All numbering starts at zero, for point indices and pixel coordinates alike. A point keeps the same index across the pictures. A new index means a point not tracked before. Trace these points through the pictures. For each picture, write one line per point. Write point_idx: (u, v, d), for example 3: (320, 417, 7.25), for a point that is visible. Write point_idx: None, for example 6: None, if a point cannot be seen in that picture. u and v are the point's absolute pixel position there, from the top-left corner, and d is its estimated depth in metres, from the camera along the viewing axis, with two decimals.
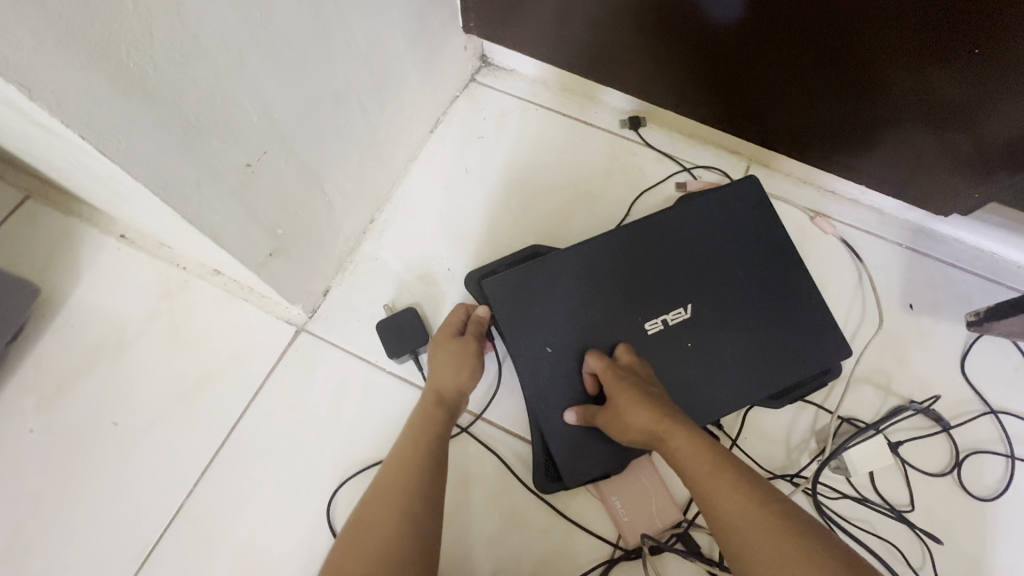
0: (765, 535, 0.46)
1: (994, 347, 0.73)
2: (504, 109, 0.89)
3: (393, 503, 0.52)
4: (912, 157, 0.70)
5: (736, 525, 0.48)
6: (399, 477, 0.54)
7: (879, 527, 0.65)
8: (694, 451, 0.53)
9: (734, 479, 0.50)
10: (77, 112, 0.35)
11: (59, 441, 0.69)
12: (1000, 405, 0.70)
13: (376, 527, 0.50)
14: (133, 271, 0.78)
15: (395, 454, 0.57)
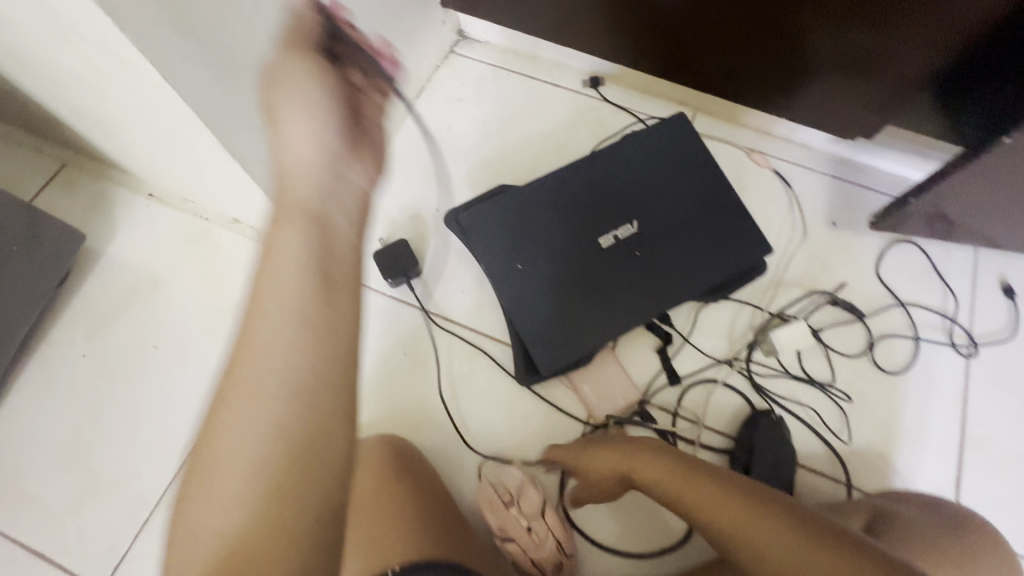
0: (710, 494, 0.58)
1: (905, 252, 0.86)
2: (481, 75, 1.01)
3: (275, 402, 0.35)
4: (822, 90, 0.82)
5: (691, 495, 0.59)
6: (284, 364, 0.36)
7: (806, 398, 0.77)
8: (658, 471, 0.63)
9: (704, 479, 0.60)
10: (144, 38, 0.47)
11: (105, 363, 0.80)
12: (909, 298, 0.83)
13: (262, 406, 0.35)
14: (160, 224, 0.89)
15: (269, 349, 0.36)
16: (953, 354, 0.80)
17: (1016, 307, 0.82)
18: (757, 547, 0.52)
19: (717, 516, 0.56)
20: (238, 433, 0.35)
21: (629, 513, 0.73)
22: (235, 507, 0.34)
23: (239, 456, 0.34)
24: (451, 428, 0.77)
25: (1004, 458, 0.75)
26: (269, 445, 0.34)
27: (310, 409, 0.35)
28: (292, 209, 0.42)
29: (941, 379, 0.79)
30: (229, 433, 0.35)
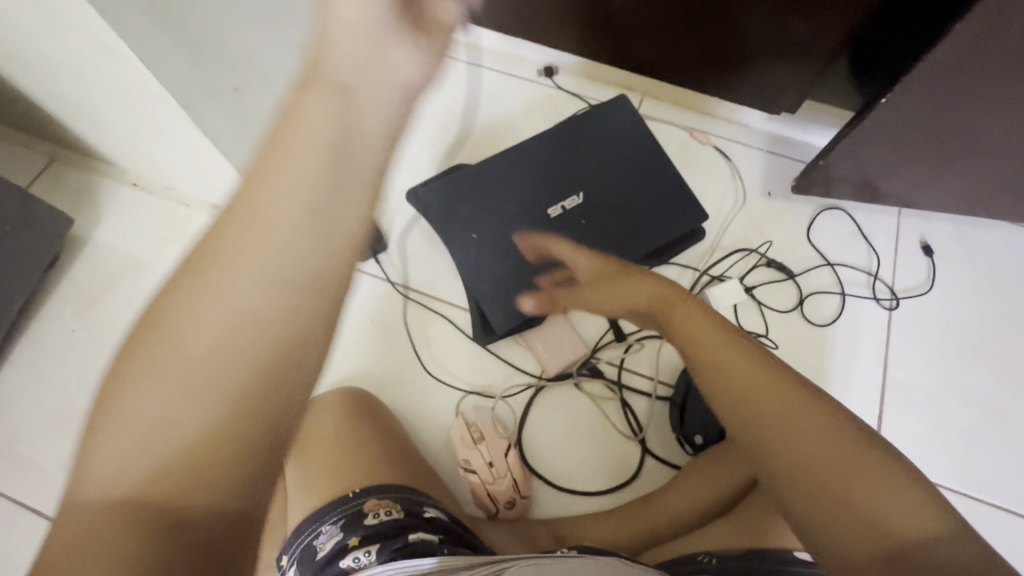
0: (741, 361, 0.50)
1: (835, 218, 0.93)
2: (443, 68, 1.08)
3: (307, 309, 0.27)
4: (750, 68, 0.87)
5: (722, 357, 0.51)
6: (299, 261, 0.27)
7: None
8: (699, 325, 0.55)
9: (743, 347, 0.51)
10: (125, 27, 0.54)
11: (96, 335, 0.88)
12: (837, 259, 0.90)
13: (177, 335, 0.26)
14: (143, 211, 0.95)
15: (237, 283, 0.27)
16: (874, 306, 0.87)
17: (932, 263, 0.90)
18: (758, 422, 0.46)
19: (733, 382, 0.48)
20: (150, 386, 0.26)
21: (582, 457, 0.79)
22: (135, 447, 0.25)
23: (158, 418, 0.25)
24: (418, 384, 0.84)
25: (918, 397, 0.83)
26: (206, 418, 0.25)
27: (254, 331, 0.26)
28: (318, 72, 0.30)
29: (864, 330, 0.86)
30: (143, 377, 0.26)
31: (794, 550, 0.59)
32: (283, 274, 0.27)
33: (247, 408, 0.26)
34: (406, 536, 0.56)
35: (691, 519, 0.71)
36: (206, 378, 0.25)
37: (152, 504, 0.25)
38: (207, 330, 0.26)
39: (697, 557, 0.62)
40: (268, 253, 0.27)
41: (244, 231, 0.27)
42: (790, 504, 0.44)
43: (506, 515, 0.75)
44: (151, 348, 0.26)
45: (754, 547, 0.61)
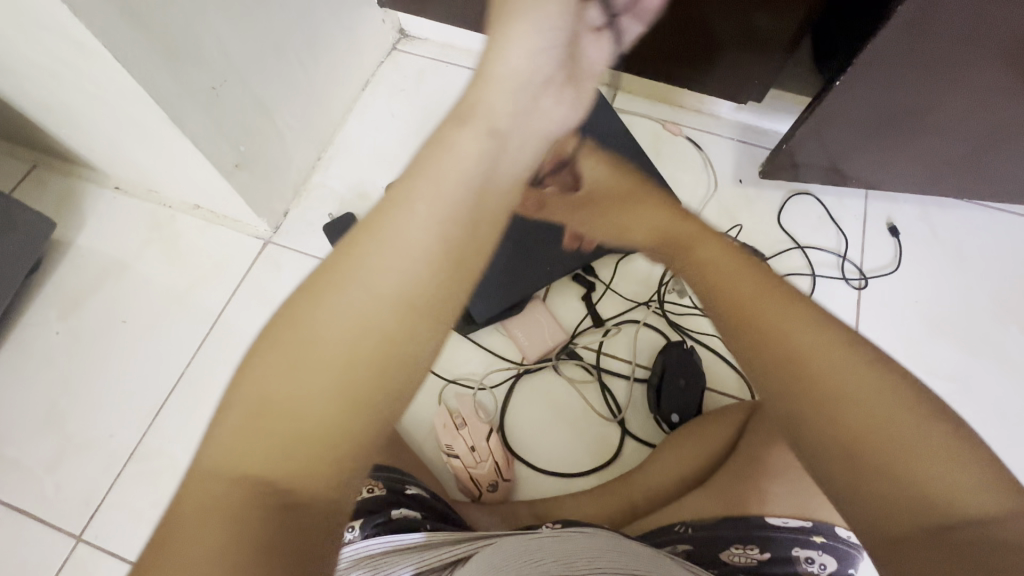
0: (790, 316, 0.43)
1: (805, 203, 0.96)
2: (420, 68, 1.10)
3: (384, 331, 0.35)
4: (715, 60, 0.90)
5: (777, 314, 0.43)
6: (395, 299, 0.36)
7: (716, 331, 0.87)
8: (721, 259, 0.51)
9: (778, 284, 0.46)
10: (101, 29, 0.56)
11: (81, 338, 0.89)
12: (807, 242, 0.93)
13: (310, 346, 0.34)
14: (124, 214, 0.96)
15: (361, 296, 0.35)
16: (845, 286, 0.90)
17: (900, 244, 0.93)
18: (828, 394, 0.39)
19: (775, 331, 0.42)
20: (284, 383, 0.33)
21: (563, 440, 0.81)
22: (263, 420, 0.32)
23: (289, 405, 0.32)
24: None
25: None
26: (317, 400, 0.33)
27: (364, 343, 0.34)
28: (478, 114, 0.46)
29: (835, 309, 0.89)
30: (274, 374, 0.33)
31: (766, 515, 0.61)
32: (394, 314, 0.35)
33: (347, 399, 0.33)
34: (387, 511, 0.60)
35: (669, 496, 0.73)
36: (331, 373, 0.33)
37: (261, 469, 0.31)
38: (331, 340, 0.34)
39: (675, 528, 0.64)
40: (367, 288, 0.36)
41: (359, 274, 0.36)
42: (836, 475, 0.37)
43: (489, 497, 0.77)
44: (285, 356, 0.34)
45: (728, 514, 0.62)
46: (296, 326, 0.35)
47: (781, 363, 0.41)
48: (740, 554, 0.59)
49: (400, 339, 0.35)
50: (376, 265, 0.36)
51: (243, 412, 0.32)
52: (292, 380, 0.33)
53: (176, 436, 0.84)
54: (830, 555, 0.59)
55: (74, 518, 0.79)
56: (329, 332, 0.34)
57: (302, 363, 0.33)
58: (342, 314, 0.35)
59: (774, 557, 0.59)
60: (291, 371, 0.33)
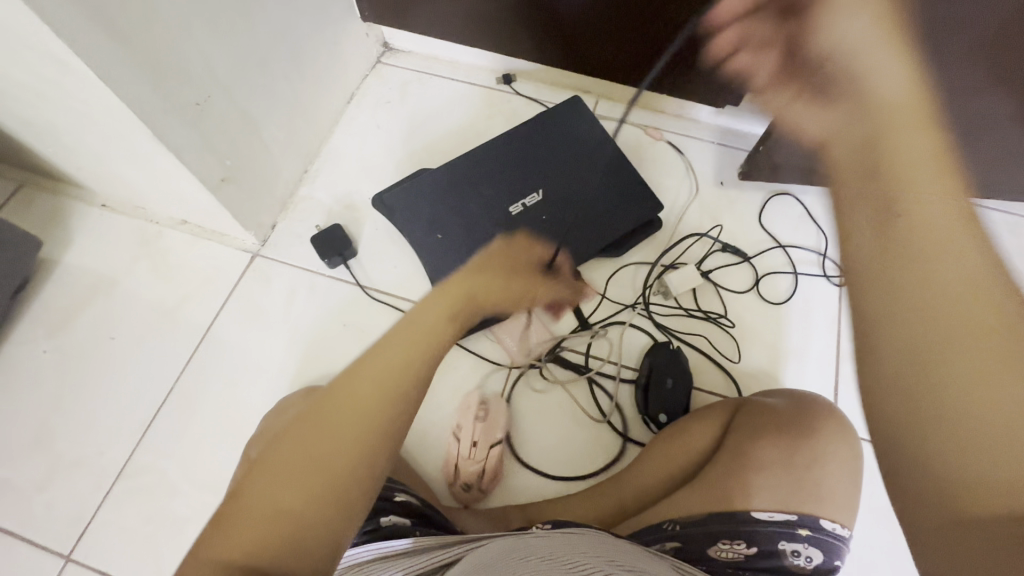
0: (949, 248, 0.34)
1: (783, 204, 0.98)
2: (405, 80, 1.11)
3: (371, 426, 0.41)
4: (692, 67, 0.92)
5: (927, 246, 0.34)
6: (381, 379, 0.42)
7: (701, 329, 0.89)
8: (919, 148, 0.37)
9: (957, 187, 0.36)
10: (85, 49, 0.57)
11: (69, 355, 0.88)
12: (787, 242, 0.95)
13: (304, 446, 0.39)
14: (112, 230, 0.96)
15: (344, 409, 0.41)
16: (827, 284, 0.92)
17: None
18: (931, 353, 0.33)
19: (915, 241, 0.35)
20: (279, 483, 0.38)
21: (555, 443, 0.83)
22: (249, 519, 0.37)
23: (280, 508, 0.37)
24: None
25: None
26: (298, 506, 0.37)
27: (358, 439, 0.40)
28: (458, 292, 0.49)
29: (818, 306, 0.91)
30: (268, 481, 0.38)
31: (752, 509, 0.62)
32: (370, 400, 0.41)
33: (329, 487, 0.39)
34: (377, 518, 0.62)
35: (657, 492, 0.73)
36: (325, 466, 0.39)
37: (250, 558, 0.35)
38: (326, 441, 0.40)
39: (664, 525, 0.65)
40: (349, 397, 0.41)
41: (346, 387, 0.42)
42: (901, 447, 0.34)
43: (460, 494, 0.79)
44: (285, 455, 0.39)
45: (714, 510, 0.63)
46: (291, 437, 0.40)
47: (908, 287, 0.34)
48: (727, 550, 0.61)
49: (389, 416, 0.42)
50: (363, 372, 0.43)
51: (237, 516, 0.37)
52: (277, 473, 0.38)
53: (167, 450, 0.83)
54: (817, 547, 0.61)
55: (63, 537, 0.79)
56: (325, 434, 0.40)
57: (288, 461, 0.39)
58: (335, 403, 0.41)
59: (761, 551, 0.60)
60: (283, 474, 0.38)
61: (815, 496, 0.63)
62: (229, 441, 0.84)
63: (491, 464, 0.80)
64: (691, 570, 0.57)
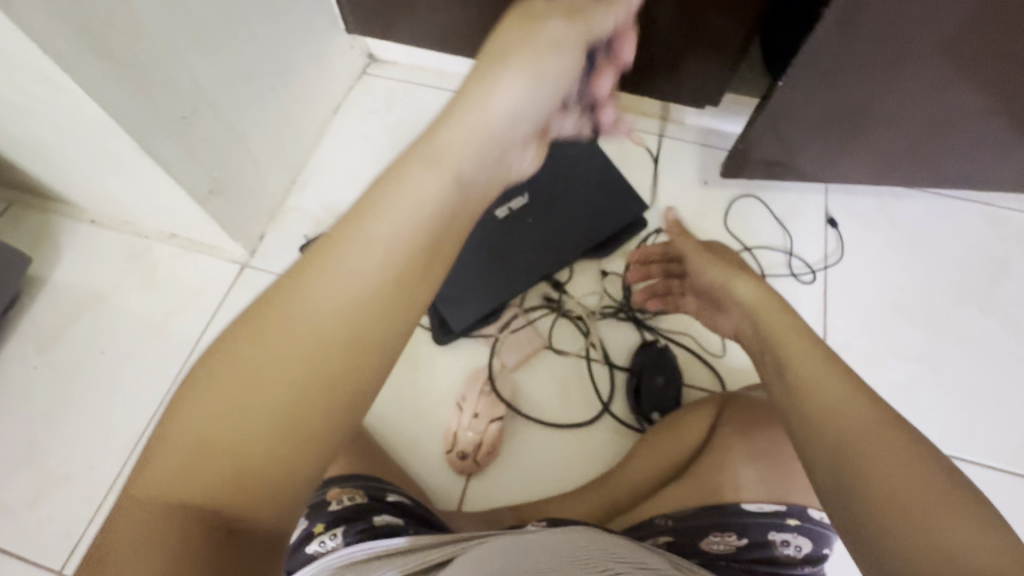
0: (824, 372, 0.45)
1: (750, 206, 0.99)
2: (391, 90, 1.13)
3: (339, 341, 0.31)
4: (670, 69, 0.94)
5: (808, 372, 0.46)
6: (327, 323, 0.31)
7: (681, 322, 0.90)
8: (780, 324, 0.53)
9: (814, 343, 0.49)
10: (71, 66, 0.58)
11: (59, 371, 0.88)
12: (754, 243, 0.96)
13: (255, 366, 0.30)
14: (101, 245, 0.96)
15: (305, 328, 0.31)
16: (795, 282, 0.93)
17: (840, 234, 0.96)
18: (839, 439, 0.41)
19: (803, 375, 0.46)
20: (227, 419, 0.29)
21: (550, 430, 0.85)
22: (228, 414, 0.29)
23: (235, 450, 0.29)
24: (384, 388, 0.87)
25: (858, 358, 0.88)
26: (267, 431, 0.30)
27: (321, 360, 0.31)
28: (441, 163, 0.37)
29: (802, 301, 0.92)
30: (211, 400, 0.30)
31: (742, 502, 0.63)
32: (377, 301, 0.32)
33: (291, 417, 0.30)
34: (370, 518, 0.61)
35: (649, 488, 0.74)
36: (286, 388, 0.30)
37: (205, 496, 0.28)
38: (284, 358, 0.31)
39: (655, 520, 0.65)
40: (312, 309, 0.31)
41: (297, 297, 0.32)
42: (843, 517, 0.39)
43: (454, 461, 0.81)
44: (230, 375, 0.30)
45: (704, 503, 0.64)
46: (250, 361, 0.30)
47: (803, 409, 0.44)
48: (718, 542, 0.61)
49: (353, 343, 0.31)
50: (346, 268, 0.32)
51: (183, 442, 0.29)
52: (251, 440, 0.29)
53: None
54: (806, 536, 0.61)
55: (55, 553, 0.79)
56: (280, 342, 0.31)
57: (234, 403, 0.30)
58: (305, 327, 0.31)
59: (751, 542, 0.61)
60: (228, 399, 0.30)
61: (803, 486, 0.63)
62: None
63: (488, 437, 0.81)
64: (682, 561, 0.58)
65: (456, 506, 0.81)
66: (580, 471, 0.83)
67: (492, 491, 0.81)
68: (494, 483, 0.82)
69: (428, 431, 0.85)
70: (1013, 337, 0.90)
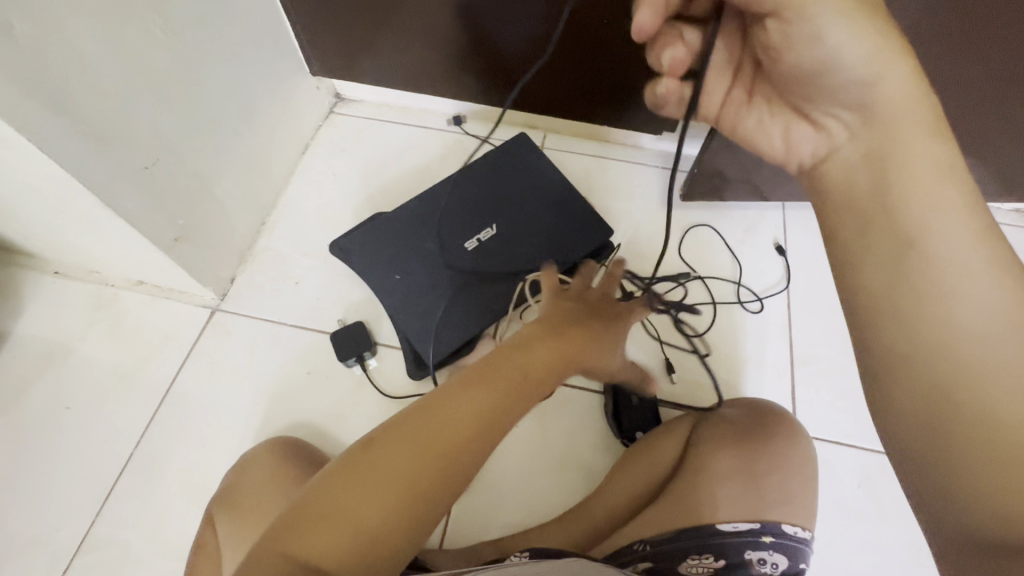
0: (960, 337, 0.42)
1: (702, 235, 1.01)
2: (359, 128, 1.14)
3: (457, 456, 0.48)
4: (629, 102, 0.99)
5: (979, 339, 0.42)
6: (449, 443, 0.48)
7: (641, 352, 0.92)
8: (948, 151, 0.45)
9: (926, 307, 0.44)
10: (26, 124, 0.58)
11: (21, 429, 0.86)
12: (707, 272, 0.98)
13: (395, 462, 0.46)
14: (67, 297, 0.95)
15: (439, 424, 0.48)
16: (743, 310, 0.95)
17: (788, 261, 0.99)
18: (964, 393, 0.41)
19: None
20: (361, 498, 0.45)
21: (529, 461, 0.84)
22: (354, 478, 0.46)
23: (357, 517, 0.44)
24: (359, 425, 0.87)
25: (823, 368, 0.91)
26: (380, 506, 0.45)
27: (442, 463, 0.47)
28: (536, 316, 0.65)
29: (767, 317, 0.94)
30: (356, 487, 0.45)
31: (717, 522, 0.63)
32: (480, 414, 0.50)
33: (402, 503, 0.45)
34: None
35: (627, 513, 0.74)
36: (411, 477, 0.46)
37: (314, 553, 0.41)
38: (411, 458, 0.47)
39: (634, 546, 0.65)
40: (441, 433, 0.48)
41: (434, 417, 0.49)
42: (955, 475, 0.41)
43: None
44: (369, 466, 0.46)
45: (682, 525, 0.64)
46: (386, 452, 0.47)
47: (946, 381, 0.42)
48: (697, 565, 0.61)
49: (463, 460, 0.48)
50: (460, 404, 0.50)
51: (319, 507, 0.44)
52: (383, 496, 0.45)
53: (129, 521, 0.81)
54: (781, 553, 0.62)
55: None
56: (411, 452, 0.47)
57: (366, 491, 0.45)
58: (439, 443, 0.48)
59: (729, 563, 0.61)
60: (372, 483, 0.45)
61: (773, 502, 0.64)
62: (191, 499, 0.83)
63: None
64: None
65: (437, 546, 0.79)
66: (561, 500, 0.82)
67: (474, 528, 0.80)
68: (475, 517, 0.81)
69: None
70: None
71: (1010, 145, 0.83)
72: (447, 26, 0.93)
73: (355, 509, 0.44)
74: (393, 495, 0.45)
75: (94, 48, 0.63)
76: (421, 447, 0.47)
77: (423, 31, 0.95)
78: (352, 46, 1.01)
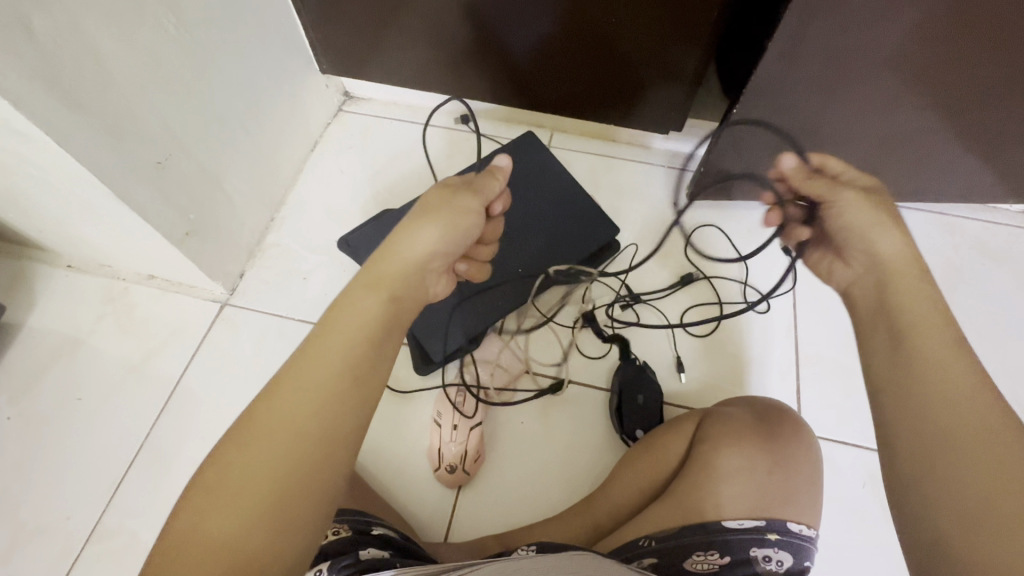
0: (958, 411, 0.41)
1: (709, 236, 1.01)
2: (367, 125, 1.15)
3: (313, 432, 0.39)
4: (635, 100, 0.99)
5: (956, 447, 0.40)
6: (298, 420, 0.39)
7: (646, 350, 0.92)
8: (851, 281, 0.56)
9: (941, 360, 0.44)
10: (43, 118, 0.59)
11: (32, 421, 0.87)
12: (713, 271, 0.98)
13: (241, 461, 0.38)
14: (79, 290, 0.96)
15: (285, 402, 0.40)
16: (750, 311, 0.95)
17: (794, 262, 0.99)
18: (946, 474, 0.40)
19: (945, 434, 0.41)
20: (211, 514, 0.36)
21: (534, 456, 0.85)
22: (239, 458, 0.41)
23: (208, 536, 0.36)
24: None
25: (830, 368, 0.91)
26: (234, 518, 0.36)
27: (298, 444, 0.39)
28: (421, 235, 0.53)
29: (774, 317, 0.94)
30: (198, 504, 0.37)
31: (722, 519, 0.63)
32: (333, 377, 0.41)
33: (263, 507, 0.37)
34: (356, 552, 0.61)
35: (633, 509, 0.75)
36: (262, 475, 0.38)
37: None
38: (259, 451, 0.38)
39: (639, 542, 0.65)
40: (305, 390, 0.40)
41: (278, 396, 0.40)
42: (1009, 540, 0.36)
43: (444, 478, 0.82)
44: (216, 479, 0.37)
45: (687, 521, 0.64)
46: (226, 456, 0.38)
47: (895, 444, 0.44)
48: (702, 561, 0.61)
49: (324, 435, 0.40)
50: (305, 374, 0.41)
51: (168, 546, 0.36)
52: (230, 509, 0.37)
53: (138, 512, 0.82)
54: (786, 551, 0.62)
55: None
56: (258, 445, 0.38)
57: (233, 477, 0.38)
58: (289, 425, 0.39)
59: (734, 560, 0.61)
60: (218, 494, 0.37)
61: (778, 500, 0.65)
62: None
63: (472, 445, 0.82)
64: None
65: (442, 539, 0.80)
66: (564, 495, 0.83)
67: (480, 521, 0.81)
68: (479, 511, 0.82)
69: (410, 462, 0.85)
70: (975, 342, 0.94)
71: (1017, 147, 0.83)
72: (456, 26, 0.94)
73: (200, 532, 0.36)
74: (239, 499, 0.37)
75: (108, 45, 0.64)
76: (263, 438, 0.39)
77: (431, 31, 0.96)
78: (361, 45, 1.02)
